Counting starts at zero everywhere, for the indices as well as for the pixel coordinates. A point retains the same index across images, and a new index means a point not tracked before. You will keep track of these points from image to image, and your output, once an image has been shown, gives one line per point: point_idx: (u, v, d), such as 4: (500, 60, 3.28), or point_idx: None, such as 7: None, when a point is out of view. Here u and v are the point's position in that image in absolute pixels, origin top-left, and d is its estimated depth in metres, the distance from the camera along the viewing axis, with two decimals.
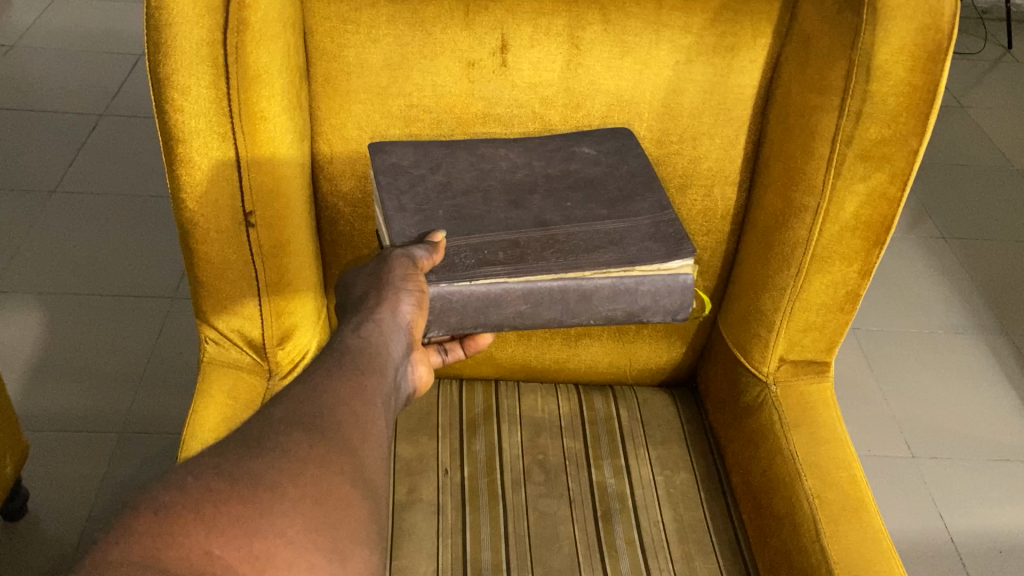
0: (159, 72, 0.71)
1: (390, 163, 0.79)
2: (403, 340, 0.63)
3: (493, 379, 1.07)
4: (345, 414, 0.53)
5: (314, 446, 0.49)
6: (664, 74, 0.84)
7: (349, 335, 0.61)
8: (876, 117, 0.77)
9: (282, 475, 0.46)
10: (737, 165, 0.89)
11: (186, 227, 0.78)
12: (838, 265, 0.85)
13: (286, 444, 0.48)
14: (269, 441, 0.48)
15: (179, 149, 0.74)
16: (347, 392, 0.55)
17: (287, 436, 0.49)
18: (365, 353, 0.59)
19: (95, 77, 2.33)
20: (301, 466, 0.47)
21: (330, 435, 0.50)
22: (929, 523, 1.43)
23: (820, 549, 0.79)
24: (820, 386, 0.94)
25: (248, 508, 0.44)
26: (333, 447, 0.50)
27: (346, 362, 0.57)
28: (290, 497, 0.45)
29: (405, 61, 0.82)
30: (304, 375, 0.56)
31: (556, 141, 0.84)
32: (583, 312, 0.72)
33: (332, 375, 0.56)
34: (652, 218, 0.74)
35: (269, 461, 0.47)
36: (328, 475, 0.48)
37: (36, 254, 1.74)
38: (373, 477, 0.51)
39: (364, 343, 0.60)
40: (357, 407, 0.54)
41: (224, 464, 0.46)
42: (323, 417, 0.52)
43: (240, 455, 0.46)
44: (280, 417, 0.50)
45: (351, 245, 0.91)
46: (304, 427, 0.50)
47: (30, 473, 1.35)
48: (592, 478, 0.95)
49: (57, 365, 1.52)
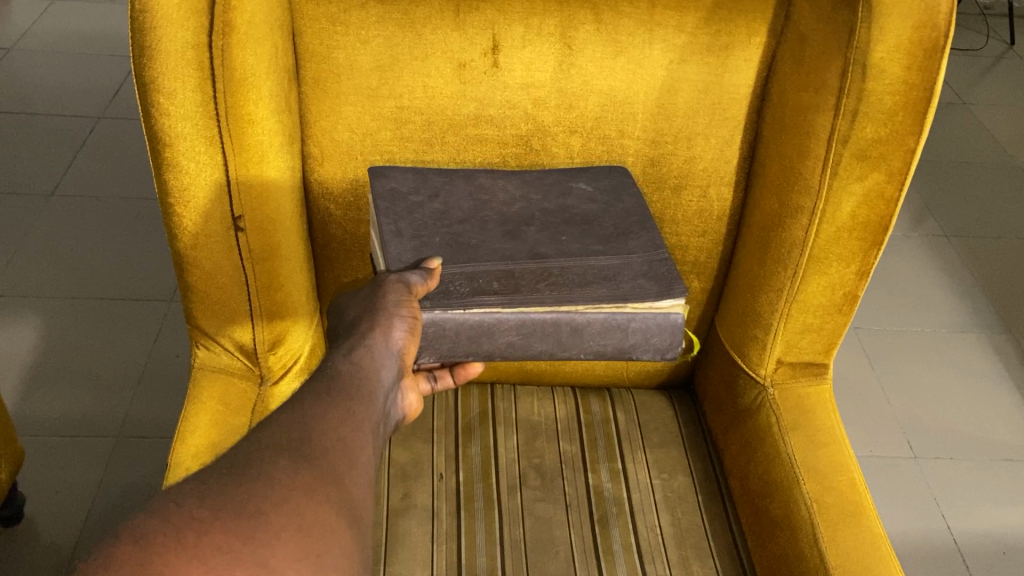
0: (143, 75, 0.70)
1: (389, 188, 0.79)
2: (395, 367, 0.62)
3: (490, 382, 1.06)
4: (331, 438, 0.52)
5: (301, 474, 0.48)
6: (658, 74, 0.83)
7: (340, 361, 0.60)
8: (873, 116, 0.75)
9: (266, 503, 0.45)
10: (732, 165, 0.88)
11: (174, 231, 0.77)
12: (836, 266, 0.84)
13: (271, 469, 0.47)
14: (253, 466, 0.47)
15: (166, 154, 0.73)
16: (334, 416, 0.54)
17: (272, 462, 0.48)
18: (356, 379, 0.58)
19: (95, 78, 2.33)
20: (285, 495, 0.46)
21: (316, 462, 0.50)
22: (931, 523, 1.42)
23: (818, 555, 0.78)
24: (818, 388, 0.93)
25: (231, 537, 0.43)
26: (318, 476, 0.49)
27: (336, 389, 0.57)
28: (275, 525, 0.44)
29: (396, 63, 0.81)
30: (292, 398, 0.55)
31: (554, 176, 0.85)
32: (574, 346, 0.70)
33: (321, 402, 0.55)
34: (646, 257, 0.74)
35: (253, 488, 0.46)
36: (312, 505, 0.47)
37: (34, 259, 1.74)
38: (357, 504, 0.51)
39: (355, 370, 0.59)
40: (344, 433, 0.53)
41: (208, 492, 0.45)
42: (308, 442, 0.51)
43: (223, 482, 0.46)
44: (265, 442, 0.50)
45: (344, 250, 0.91)
46: (289, 452, 0.49)
47: (27, 478, 1.35)
48: (589, 482, 0.94)
49: (54, 370, 1.52)
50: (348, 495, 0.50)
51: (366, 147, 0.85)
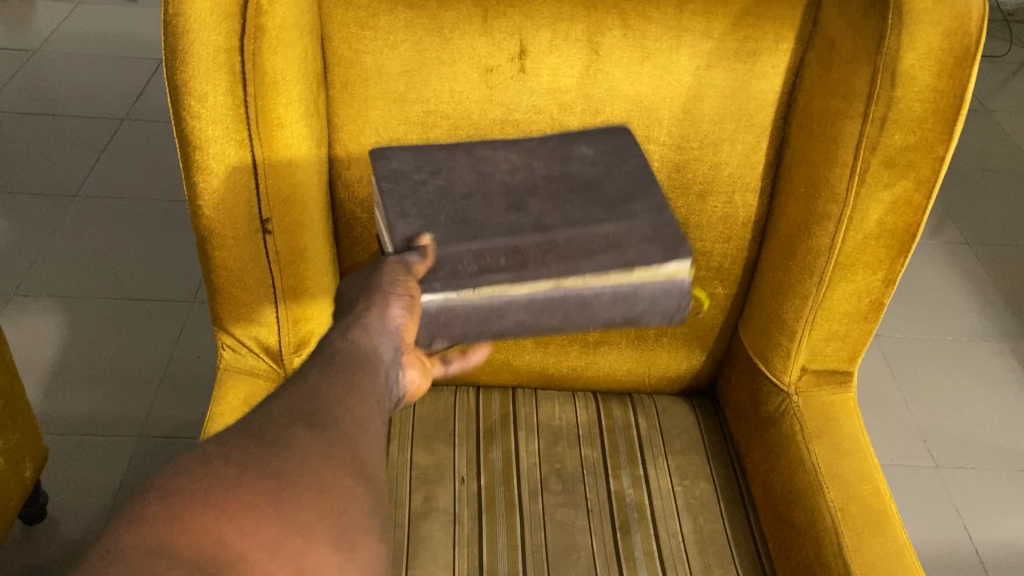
0: (176, 78, 0.71)
1: (391, 168, 0.75)
2: (394, 344, 0.62)
3: (511, 387, 1.06)
4: (343, 410, 0.54)
5: (317, 440, 0.50)
6: (685, 79, 0.83)
7: (338, 338, 0.60)
8: (902, 124, 0.75)
9: (287, 466, 0.47)
10: (759, 171, 0.88)
11: (202, 233, 0.78)
12: (862, 273, 0.84)
13: (287, 435, 0.49)
14: (268, 434, 0.49)
15: (196, 156, 0.74)
16: (341, 391, 0.55)
17: (287, 432, 0.50)
18: (352, 359, 0.59)
19: (117, 80, 2.35)
20: (304, 459, 0.48)
21: (331, 430, 0.52)
22: (953, 533, 1.41)
23: (843, 564, 0.78)
24: (842, 397, 0.92)
25: (254, 505, 0.45)
26: (334, 442, 0.51)
27: (337, 369, 0.57)
28: (300, 486, 0.47)
29: (423, 67, 0.81)
30: (299, 375, 0.56)
31: (553, 142, 0.80)
32: (584, 320, 0.70)
33: (324, 381, 0.56)
34: (652, 219, 0.70)
35: (268, 452, 0.48)
36: (330, 468, 0.49)
37: (58, 260, 1.75)
38: (374, 469, 0.53)
39: (351, 349, 0.59)
40: (349, 404, 0.54)
41: (231, 457, 0.47)
42: (321, 414, 0.52)
43: (241, 449, 0.48)
44: (275, 416, 0.51)
45: (368, 252, 0.91)
46: (304, 426, 0.51)
47: (50, 475, 1.36)
48: (611, 487, 0.94)
49: (76, 370, 1.53)
50: (365, 466, 0.52)
51: None
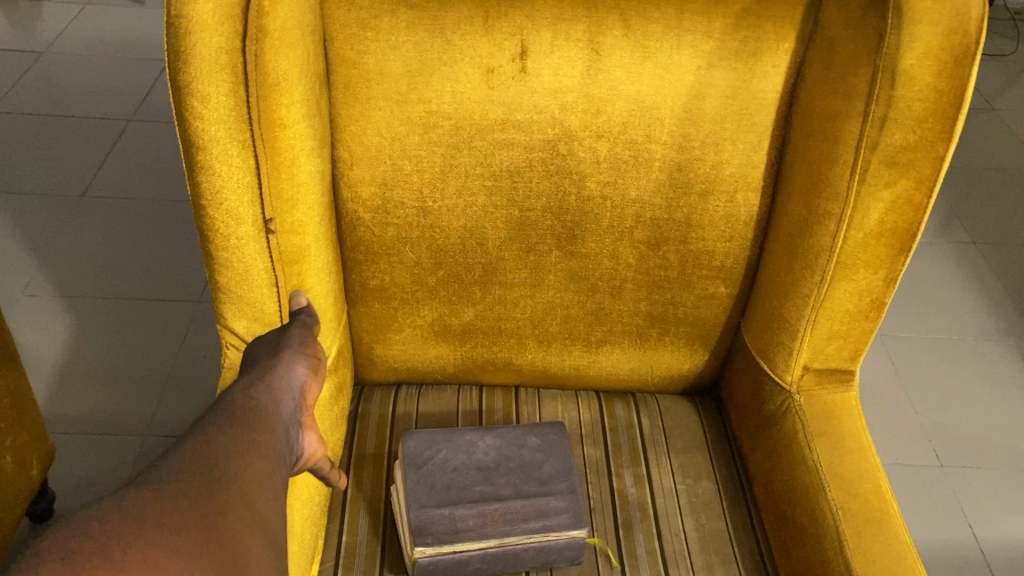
0: (179, 79, 0.71)
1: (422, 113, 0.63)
2: (294, 399, 0.70)
3: (514, 386, 1.06)
4: (240, 466, 0.59)
5: (213, 497, 0.55)
6: (686, 79, 0.83)
7: (239, 395, 0.66)
8: (902, 123, 0.75)
9: (183, 517, 0.52)
10: (760, 170, 0.88)
11: (207, 233, 0.79)
12: (864, 272, 0.84)
13: (185, 491, 0.54)
14: (169, 487, 0.54)
15: (199, 156, 0.74)
16: (239, 445, 0.61)
17: (186, 485, 0.54)
18: (255, 409, 0.65)
19: (125, 81, 2.37)
20: (200, 513, 0.53)
21: (227, 486, 0.56)
22: (957, 533, 1.41)
23: (844, 562, 0.78)
24: (845, 396, 0.92)
25: (155, 550, 0.48)
26: (229, 498, 0.56)
27: (238, 420, 0.63)
28: (196, 537, 0.51)
29: (425, 68, 0.82)
30: (197, 431, 0.61)
31: None
32: None
33: (224, 434, 0.61)
34: None
35: (167, 505, 0.52)
36: (226, 522, 0.54)
37: (66, 259, 1.76)
38: (268, 523, 0.58)
39: (254, 403, 0.66)
40: (249, 459, 0.60)
41: (128, 509, 0.50)
42: (216, 468, 0.57)
43: (140, 500, 0.51)
44: (176, 471, 0.56)
45: (371, 253, 0.92)
46: (201, 479, 0.56)
47: (56, 474, 1.37)
48: (613, 485, 0.94)
49: (83, 369, 1.54)
50: (261, 540, 0.56)
51: (394, 151, 0.86)
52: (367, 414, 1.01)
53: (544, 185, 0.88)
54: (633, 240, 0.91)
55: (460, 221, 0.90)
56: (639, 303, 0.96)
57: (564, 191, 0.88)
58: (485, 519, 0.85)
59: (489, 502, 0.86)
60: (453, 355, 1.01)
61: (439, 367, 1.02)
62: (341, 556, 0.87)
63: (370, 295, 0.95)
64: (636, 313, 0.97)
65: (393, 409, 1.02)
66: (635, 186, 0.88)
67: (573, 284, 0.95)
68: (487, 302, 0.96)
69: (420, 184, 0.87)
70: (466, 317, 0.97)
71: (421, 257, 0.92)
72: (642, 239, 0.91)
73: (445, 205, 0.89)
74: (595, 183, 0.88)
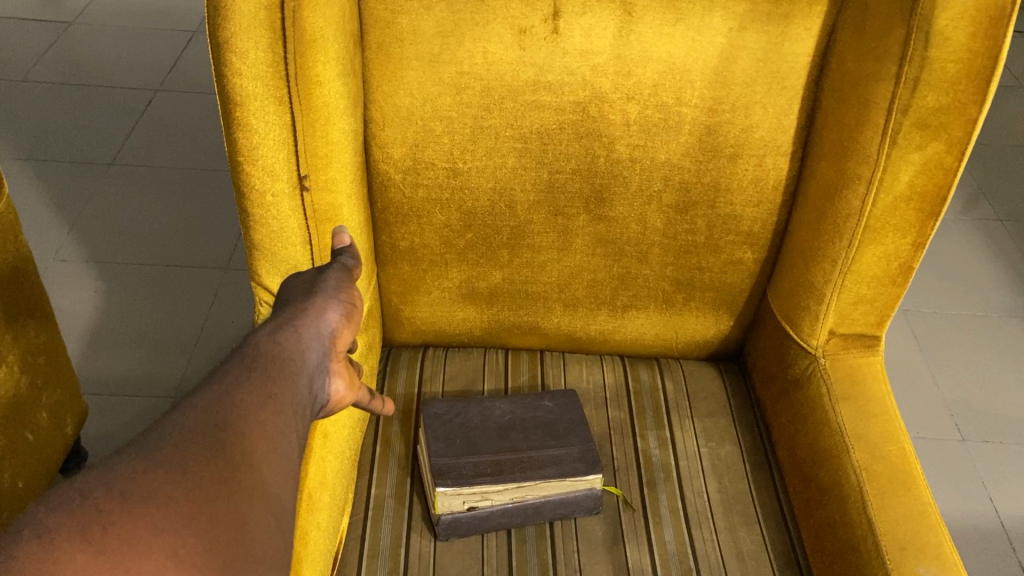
0: (218, 34, 0.72)
1: None
2: (322, 346, 0.69)
3: (539, 350, 1.07)
4: (251, 423, 0.58)
5: (214, 463, 0.53)
6: (717, 41, 0.83)
7: (264, 341, 0.66)
8: (935, 85, 0.75)
9: (174, 490, 0.50)
10: (790, 135, 0.88)
11: (242, 189, 0.80)
12: (892, 236, 0.85)
13: (183, 458, 0.52)
14: (167, 453, 0.52)
15: (236, 113, 0.75)
16: (253, 399, 0.60)
17: (186, 449, 0.53)
18: (277, 356, 0.65)
19: (152, 52, 2.38)
20: (195, 484, 0.51)
21: (232, 449, 0.55)
22: (979, 506, 1.41)
23: (866, 521, 0.79)
24: (870, 360, 0.92)
25: (137, 527, 0.47)
26: (232, 465, 0.54)
27: (258, 369, 0.62)
28: (185, 514, 0.49)
29: (457, 28, 0.83)
30: (213, 380, 0.61)
31: None
32: None
33: (240, 385, 0.60)
34: None
35: (159, 475, 0.50)
36: (224, 492, 0.52)
37: (96, 226, 1.79)
38: (273, 487, 0.56)
39: (277, 350, 0.65)
40: (262, 416, 0.59)
41: (115, 483, 0.49)
42: (224, 426, 0.56)
43: (132, 469, 0.50)
44: (180, 430, 0.54)
45: (401, 215, 0.93)
46: (205, 441, 0.54)
47: (88, 431, 1.40)
48: (637, 447, 0.96)
49: (114, 332, 1.57)
50: (265, 509, 0.54)
51: (426, 112, 0.86)
52: (395, 374, 1.03)
53: (573, 147, 0.89)
54: (661, 204, 0.92)
55: (490, 183, 0.90)
56: (665, 268, 0.97)
57: (594, 154, 0.89)
58: (500, 467, 0.87)
59: (504, 454, 0.88)
60: (480, 317, 1.02)
61: (466, 330, 1.04)
62: (370, 509, 0.88)
63: (400, 256, 0.97)
64: (663, 278, 0.98)
65: (421, 369, 1.03)
66: (665, 149, 0.89)
67: (600, 248, 0.96)
68: (515, 265, 0.97)
69: (450, 145, 0.88)
70: (493, 279, 0.98)
71: (451, 219, 0.93)
72: (671, 203, 0.92)
73: (475, 166, 0.89)
74: (624, 146, 0.88)
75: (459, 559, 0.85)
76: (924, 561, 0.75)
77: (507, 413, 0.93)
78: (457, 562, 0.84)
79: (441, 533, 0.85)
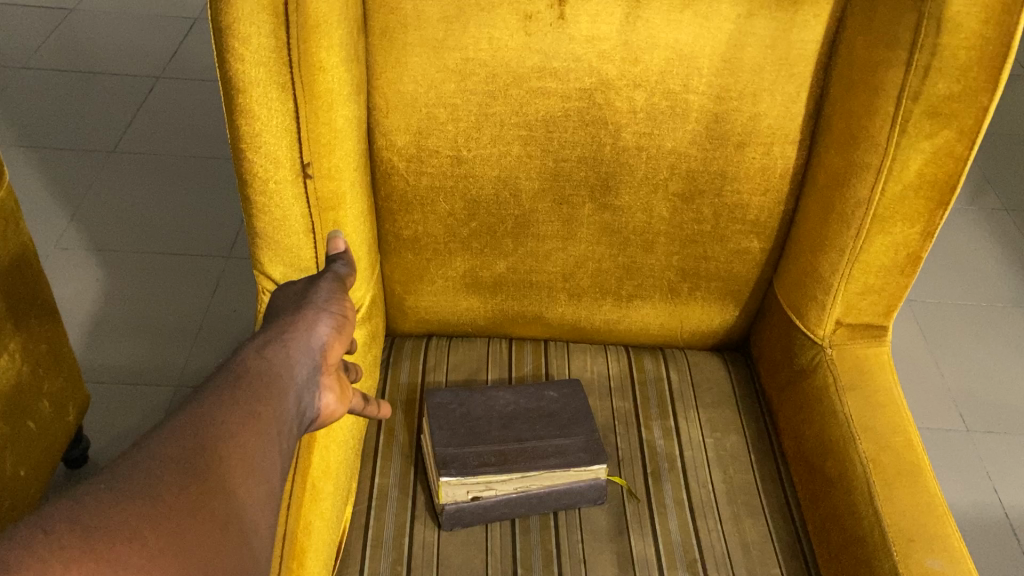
0: (220, 20, 0.71)
1: None
2: (311, 361, 0.69)
3: (543, 339, 1.07)
4: (230, 447, 0.57)
5: (187, 492, 0.52)
6: (725, 28, 0.82)
7: (252, 357, 0.66)
8: (946, 72, 0.74)
9: (144, 522, 0.49)
10: (798, 123, 0.88)
11: (245, 176, 0.79)
12: (901, 225, 0.84)
13: (157, 486, 0.52)
14: (139, 481, 0.51)
15: (238, 99, 0.74)
16: (236, 419, 0.59)
17: (161, 476, 0.52)
18: (263, 373, 0.64)
19: (153, 39, 2.37)
20: (166, 516, 0.50)
21: (207, 476, 0.54)
22: (983, 497, 1.41)
23: (873, 512, 0.78)
24: (877, 351, 0.92)
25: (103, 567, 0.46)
26: (205, 494, 0.53)
27: (242, 388, 0.62)
28: (153, 550, 0.49)
29: (462, 14, 0.82)
30: (196, 398, 0.60)
31: None
32: None
33: (224, 404, 0.60)
34: None
35: (128, 506, 0.49)
36: (194, 524, 0.51)
37: (97, 214, 1.78)
38: (245, 516, 0.56)
39: (264, 366, 0.65)
40: (242, 439, 0.58)
41: (80, 517, 0.48)
42: (203, 450, 0.56)
43: (100, 500, 0.49)
44: (158, 451, 0.54)
45: (405, 203, 0.92)
46: (180, 467, 0.54)
47: (90, 420, 1.39)
48: (642, 437, 0.95)
49: (116, 320, 1.56)
50: (233, 541, 0.53)
51: (430, 99, 0.86)
52: (398, 364, 1.02)
53: (579, 135, 0.88)
54: (667, 193, 0.91)
55: (494, 171, 0.90)
56: (671, 257, 0.96)
57: (600, 141, 0.88)
58: (505, 457, 0.86)
59: (509, 444, 0.88)
60: (484, 307, 1.01)
61: (470, 320, 1.03)
62: (373, 499, 0.88)
63: (403, 245, 0.96)
64: (669, 267, 0.97)
65: (424, 359, 1.03)
66: (671, 137, 0.88)
67: (605, 237, 0.95)
68: (519, 254, 0.96)
69: (455, 133, 0.87)
70: (497, 269, 0.98)
71: (454, 207, 0.92)
72: (677, 191, 0.91)
73: (479, 154, 0.89)
74: (631, 134, 0.88)
75: (463, 549, 0.84)
76: (931, 553, 0.74)
77: (511, 403, 0.92)
78: (461, 552, 0.84)
79: (445, 522, 0.85)
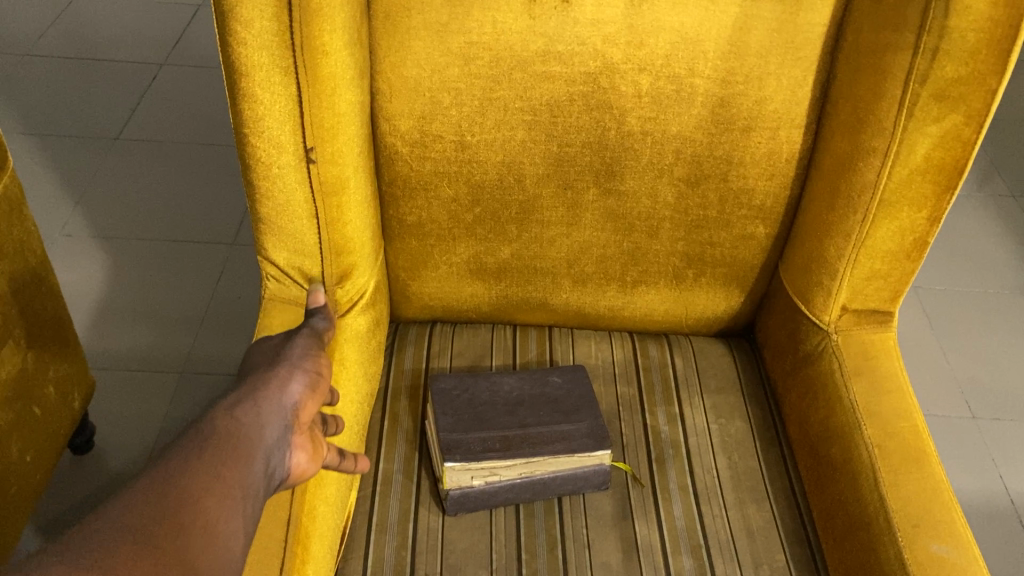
0: (223, 3, 0.71)
1: None
2: (283, 418, 0.68)
3: (547, 326, 1.06)
4: (191, 513, 0.55)
5: (140, 563, 0.50)
6: (731, 11, 0.82)
7: (221, 416, 0.65)
8: (954, 55, 0.73)
9: None
10: (805, 107, 0.87)
11: (248, 161, 0.79)
12: (907, 210, 0.83)
13: (108, 560, 0.49)
14: (90, 556, 0.49)
15: (241, 83, 0.74)
16: (200, 482, 0.58)
17: (113, 547, 0.50)
18: (233, 432, 0.63)
19: (157, 26, 2.36)
20: None
21: (164, 545, 0.52)
22: (989, 484, 1.41)
23: (878, 498, 0.78)
24: (883, 337, 0.91)
25: None
26: (161, 565, 0.51)
27: (209, 449, 0.61)
28: None
29: None
30: (159, 461, 0.59)
31: None
32: None
33: (188, 467, 0.58)
34: None
35: None
36: None
37: (102, 201, 1.78)
38: None
39: (234, 426, 0.64)
40: (205, 504, 0.57)
41: None
42: (161, 518, 0.54)
43: None
44: (114, 520, 0.52)
45: (409, 188, 0.92)
46: (136, 537, 0.52)
47: (95, 407, 1.40)
48: (646, 422, 0.95)
49: (121, 307, 1.56)
50: None
51: (434, 83, 0.85)
52: (402, 350, 1.02)
53: (584, 119, 0.87)
54: (672, 177, 0.91)
55: (498, 156, 0.89)
56: (676, 243, 0.96)
57: (604, 126, 0.88)
58: (509, 443, 0.86)
59: (513, 430, 0.88)
60: (488, 293, 1.01)
61: (474, 306, 1.03)
62: (378, 484, 0.88)
63: (407, 231, 0.96)
64: (674, 253, 0.97)
65: (428, 345, 1.02)
66: (677, 122, 0.87)
67: (609, 223, 0.94)
68: (523, 240, 0.96)
69: (459, 117, 0.87)
70: (502, 255, 0.97)
71: (459, 192, 0.92)
72: (682, 176, 0.90)
73: (483, 139, 0.88)
74: (636, 118, 0.87)
75: (467, 534, 0.84)
76: (936, 539, 0.74)
77: (515, 388, 0.92)
78: (465, 537, 0.84)
79: (449, 507, 0.85)
